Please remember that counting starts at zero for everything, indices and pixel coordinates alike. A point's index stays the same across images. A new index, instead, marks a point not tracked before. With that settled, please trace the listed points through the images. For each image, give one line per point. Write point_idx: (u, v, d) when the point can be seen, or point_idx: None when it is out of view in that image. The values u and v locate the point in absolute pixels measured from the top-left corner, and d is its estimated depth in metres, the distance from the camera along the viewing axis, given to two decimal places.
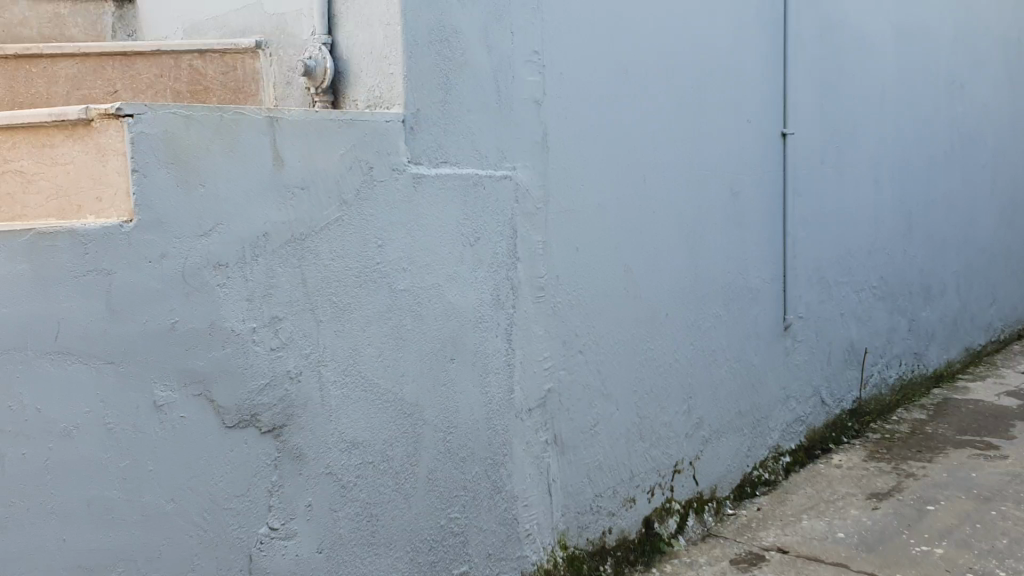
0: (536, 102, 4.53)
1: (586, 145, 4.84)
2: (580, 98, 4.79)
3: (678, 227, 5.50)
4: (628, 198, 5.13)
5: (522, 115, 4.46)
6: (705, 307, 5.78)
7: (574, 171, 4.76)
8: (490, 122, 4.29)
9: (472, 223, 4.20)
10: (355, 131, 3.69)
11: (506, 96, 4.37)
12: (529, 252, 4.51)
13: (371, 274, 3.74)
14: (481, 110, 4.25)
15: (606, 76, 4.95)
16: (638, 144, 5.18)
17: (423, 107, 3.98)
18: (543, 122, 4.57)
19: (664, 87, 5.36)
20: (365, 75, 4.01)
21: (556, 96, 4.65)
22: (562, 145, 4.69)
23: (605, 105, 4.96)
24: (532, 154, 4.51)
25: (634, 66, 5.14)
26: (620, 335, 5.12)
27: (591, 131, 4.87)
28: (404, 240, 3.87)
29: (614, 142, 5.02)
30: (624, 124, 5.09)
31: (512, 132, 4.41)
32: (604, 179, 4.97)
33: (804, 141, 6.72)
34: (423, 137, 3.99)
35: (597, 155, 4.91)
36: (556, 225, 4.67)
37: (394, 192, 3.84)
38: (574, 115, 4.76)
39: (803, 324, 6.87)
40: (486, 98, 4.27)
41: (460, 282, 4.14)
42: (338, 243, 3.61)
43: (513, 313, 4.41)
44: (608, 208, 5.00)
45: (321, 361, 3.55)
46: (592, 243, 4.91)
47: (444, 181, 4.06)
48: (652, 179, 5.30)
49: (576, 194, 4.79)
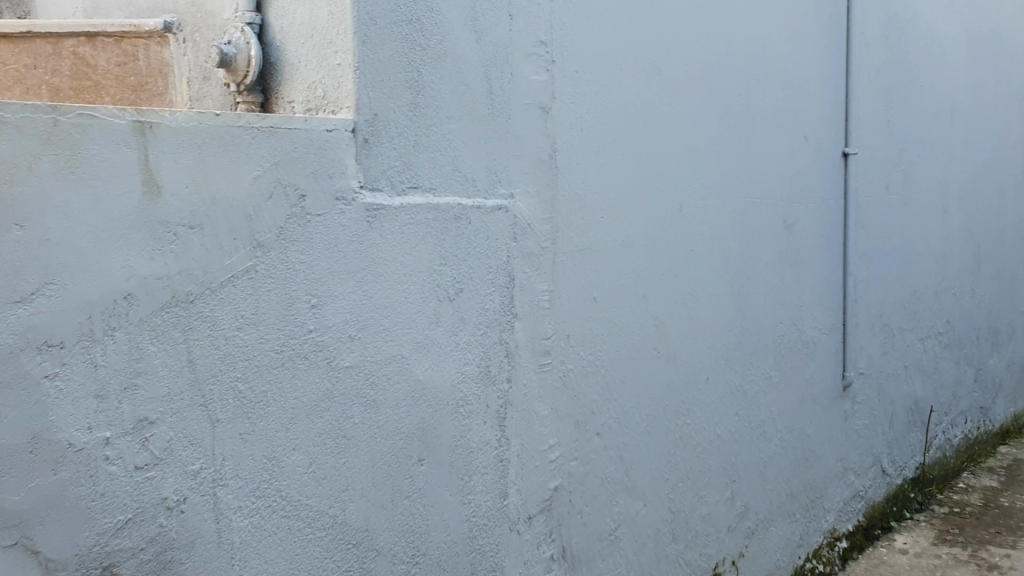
0: (542, 107, 3.40)
1: (608, 165, 3.71)
2: (601, 105, 3.67)
3: (722, 269, 4.36)
4: (661, 234, 3.99)
5: (522, 125, 3.33)
6: (754, 368, 4.62)
7: (590, 199, 3.63)
8: (478, 134, 3.17)
9: (453, 270, 3.06)
10: (278, 143, 2.57)
11: (501, 100, 3.24)
12: (530, 306, 3.36)
13: (299, 349, 2.62)
14: (465, 118, 3.12)
15: (634, 77, 3.82)
16: (674, 165, 4.05)
17: (383, 111, 2.86)
18: (551, 135, 3.44)
19: (706, 94, 4.23)
20: (305, 68, 2.90)
21: (569, 102, 3.52)
22: (576, 165, 3.56)
23: (633, 114, 3.83)
24: (535, 176, 3.38)
25: (670, 67, 4.02)
26: (650, 409, 3.95)
27: (614, 148, 3.74)
28: (350, 299, 2.75)
29: (643, 162, 3.89)
30: (657, 140, 3.96)
31: (509, 147, 3.28)
32: (630, 209, 3.83)
33: (870, 161, 5.56)
34: (383, 153, 2.87)
35: (621, 180, 3.78)
36: (567, 271, 3.53)
37: (338, 231, 2.72)
38: (592, 127, 3.63)
39: (866, 382, 5.68)
40: (473, 102, 3.15)
41: (434, 352, 3.00)
42: (247, 308, 2.50)
43: (508, 389, 3.25)
44: (635, 247, 3.86)
45: (216, 479, 2.45)
46: (614, 293, 3.76)
47: (412, 214, 2.93)
48: (691, 209, 4.17)
49: (593, 229, 3.65)
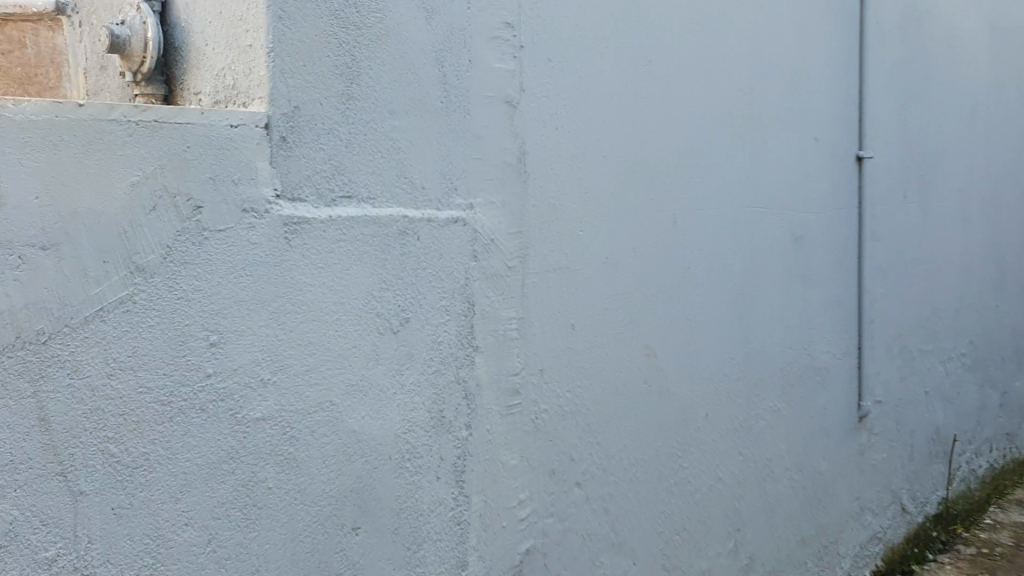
0: (509, 102, 2.89)
1: (589, 170, 3.19)
2: (581, 101, 3.16)
3: (723, 289, 3.84)
4: (652, 250, 3.47)
5: (484, 123, 2.82)
6: (759, 401, 4.09)
7: (567, 209, 3.11)
8: (429, 133, 2.66)
9: (396, 296, 2.54)
10: (165, 142, 2.07)
11: (458, 93, 2.74)
12: (493, 337, 2.84)
13: (193, 399, 2.10)
14: (413, 113, 2.61)
15: (619, 69, 3.31)
16: (667, 171, 3.54)
17: (307, 104, 2.35)
18: (520, 135, 2.93)
19: (704, 90, 3.72)
20: (214, 52, 2.40)
21: (542, 96, 3.01)
22: (550, 170, 3.05)
23: (619, 111, 3.32)
24: (500, 184, 2.87)
25: (662, 58, 3.51)
26: (639, 452, 3.42)
27: (596, 151, 3.22)
28: (262, 335, 2.23)
29: (631, 167, 3.37)
30: (647, 142, 3.44)
31: (468, 148, 2.77)
32: (616, 222, 3.31)
33: (885, 167, 5.04)
34: (305, 154, 2.36)
35: (606, 188, 3.26)
36: (539, 294, 3.01)
37: (246, 251, 2.20)
38: (571, 126, 3.12)
39: (882, 411, 5.14)
40: (422, 95, 2.63)
41: (372, 396, 2.47)
42: (122, 349, 1.99)
43: (466, 438, 2.73)
44: (621, 266, 3.34)
45: (79, 568, 1.93)
46: (597, 319, 3.24)
47: (343, 230, 2.42)
48: (687, 221, 3.64)
49: (571, 245, 3.13)
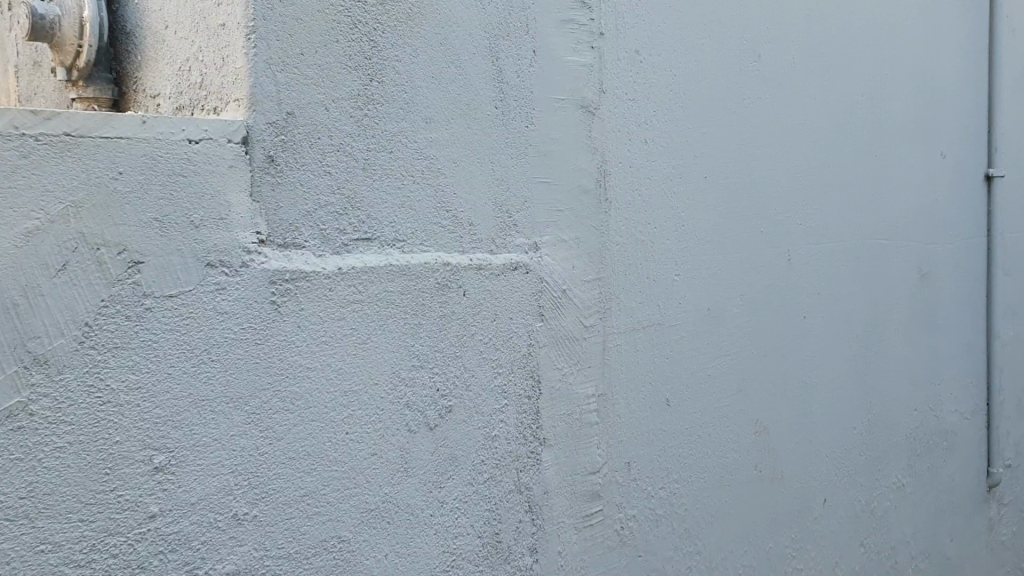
0: (585, 107, 2.16)
1: (686, 195, 2.45)
2: (676, 106, 2.42)
3: (840, 340, 3.07)
4: (760, 296, 2.71)
5: (554, 135, 2.08)
6: (883, 477, 3.30)
7: (659, 247, 2.36)
8: (478, 150, 1.93)
9: (433, 376, 1.81)
10: (85, 166, 1.37)
11: (520, 95, 2.01)
12: (566, 423, 2.09)
13: (126, 553, 1.40)
14: (455, 123, 1.89)
15: (721, 66, 2.57)
16: (777, 197, 2.78)
17: (305, 110, 1.64)
18: (599, 151, 2.20)
19: (819, 95, 2.97)
20: (177, 38, 1.70)
21: (627, 100, 2.27)
22: (639, 196, 2.30)
23: (722, 120, 2.57)
24: (572, 215, 2.13)
25: (772, 53, 2.76)
26: (747, 556, 2.65)
27: (693, 171, 2.47)
28: (236, 449, 1.52)
29: (736, 191, 2.62)
30: (755, 160, 2.69)
31: (531, 169, 2.04)
32: (719, 262, 2.56)
33: (1017, 185, 4.22)
34: (303, 179, 1.64)
35: (706, 219, 2.51)
36: (625, 361, 2.26)
37: (212, 325, 1.49)
38: (664, 138, 2.38)
39: (1014, 476, 4.30)
40: (469, 98, 1.91)
41: (399, 522, 1.74)
42: (10, 488, 1.29)
43: (530, 566, 1.99)
44: (725, 317, 2.58)
45: None
46: (696, 390, 2.48)
47: (358, 286, 1.69)
48: (800, 259, 2.89)
49: (664, 294, 2.38)
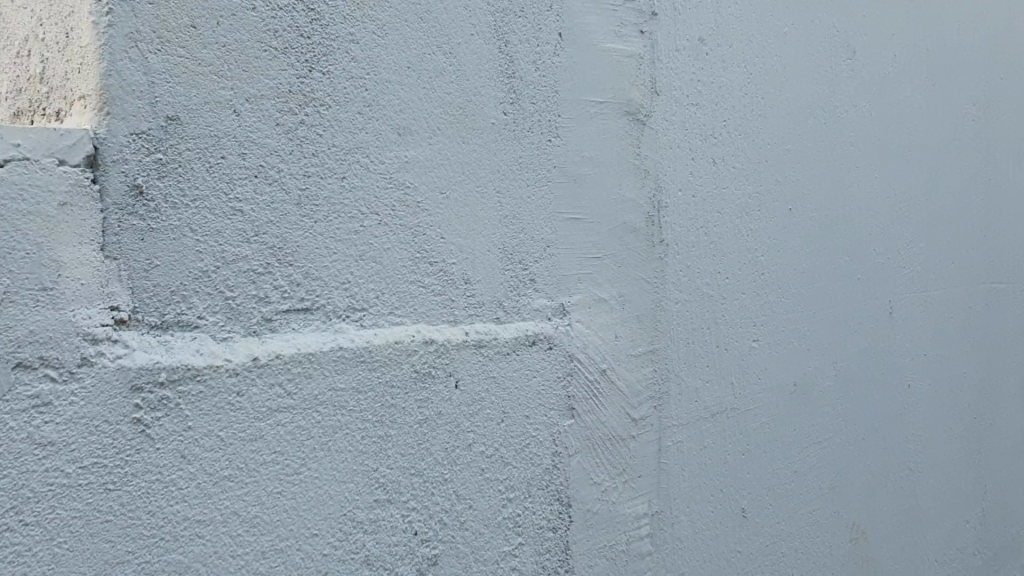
0: (630, 115, 1.56)
1: (765, 232, 1.85)
2: (751, 114, 1.82)
3: (950, 413, 2.43)
4: (856, 362, 2.09)
5: (586, 154, 1.48)
6: None
7: (732, 302, 1.77)
8: (478, 175, 1.34)
9: (408, 512, 1.21)
10: None
11: (538, 96, 1.41)
12: (606, 559, 1.49)
13: None
14: (441, 135, 1.29)
15: (807, 63, 1.97)
16: (877, 234, 2.16)
17: (196, 116, 1.06)
18: (651, 176, 1.60)
19: (924, 103, 2.35)
20: (14, 7, 1.13)
21: (687, 105, 1.67)
22: (705, 236, 1.70)
23: (809, 134, 1.97)
24: (615, 264, 1.53)
25: (869, 49, 2.15)
26: None
27: (773, 202, 1.86)
28: None
29: (828, 226, 2.01)
30: (851, 186, 2.08)
31: (556, 201, 1.44)
32: (804, 321, 1.94)
33: None
34: (195, 221, 1.05)
35: (788, 266, 1.90)
36: (684, 461, 1.66)
37: (23, 467, 0.90)
38: (735, 159, 1.78)
39: None
40: (463, 100, 1.32)
41: None
42: None
43: None
44: (812, 392, 1.97)
45: None
46: (776, 493, 1.87)
47: (285, 386, 1.09)
48: (903, 313, 2.26)
49: (738, 364, 1.78)
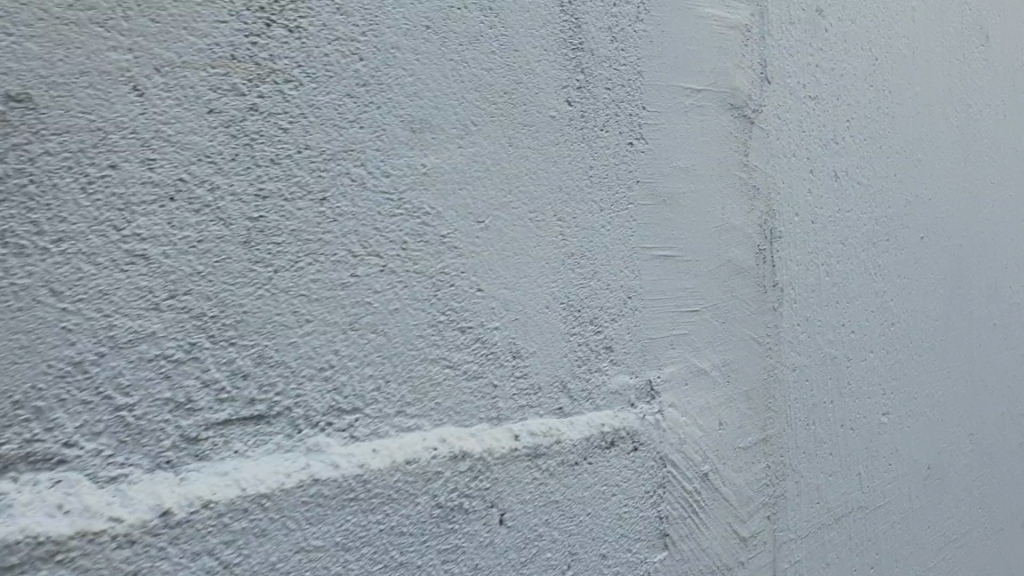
0: (736, 110, 1.10)
1: (898, 269, 1.38)
2: (881, 112, 1.35)
3: None
4: (996, 433, 1.63)
5: (679, 164, 1.03)
6: None
7: (860, 366, 1.30)
8: (532, 193, 0.89)
9: None
10: None
11: (614, 79, 0.96)
12: None
13: None
14: (477, 132, 0.84)
15: (941, 48, 1.50)
16: (1014, 268, 1.70)
17: (63, 94, 0.61)
18: (764, 196, 1.14)
19: None
20: None
21: (807, 98, 1.21)
22: (828, 276, 1.24)
23: (943, 140, 1.50)
24: (715, 321, 1.08)
25: (1003, 33, 1.69)
26: None
27: (907, 230, 1.40)
28: None
29: (964, 258, 1.55)
30: (987, 207, 1.62)
31: (638, 231, 0.99)
32: (941, 384, 1.48)
33: None
34: (60, 277, 0.60)
35: (924, 313, 1.44)
36: None
37: None
38: (864, 173, 1.31)
39: None
40: (508, 80, 0.86)
41: None
42: None
43: None
44: (950, 476, 1.50)
45: None
46: None
47: (219, 557, 0.65)
48: None
49: (867, 448, 1.31)
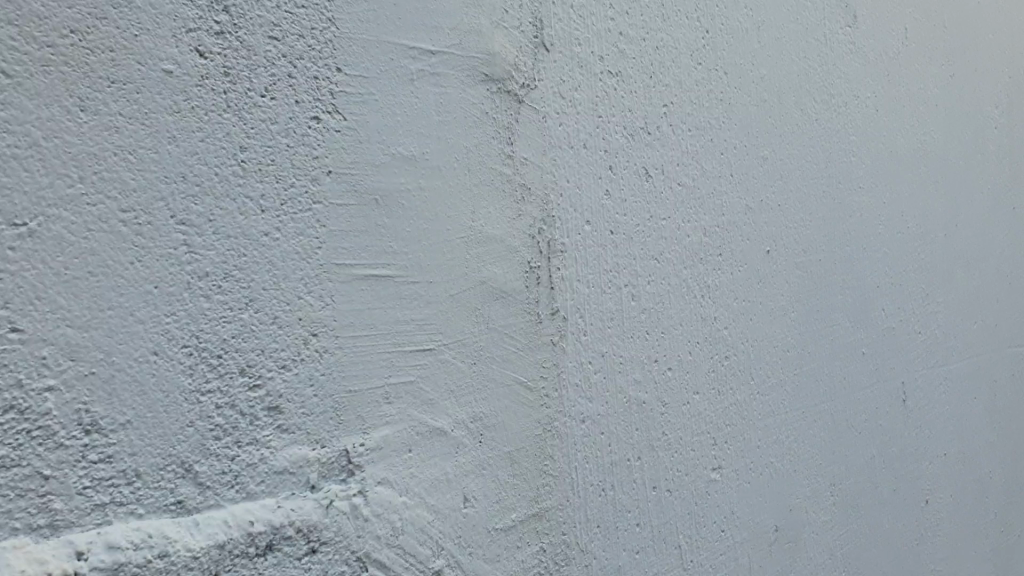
0: (491, 80, 0.83)
1: (735, 288, 1.12)
2: (712, 98, 1.10)
3: (996, 540, 1.69)
4: (871, 481, 1.37)
5: (399, 149, 0.75)
6: None
7: (684, 411, 1.03)
8: (125, 185, 0.59)
9: None
10: None
11: (286, 24, 0.67)
12: None
13: None
14: (14, 89, 0.54)
15: (795, 25, 1.26)
16: (889, 287, 1.46)
17: None
18: (537, 195, 0.87)
19: (946, 100, 1.65)
20: None
21: (603, 74, 0.95)
22: (633, 299, 0.97)
23: (798, 135, 1.25)
24: (462, 363, 0.80)
25: (874, 15, 1.46)
26: None
27: (748, 241, 1.15)
28: None
29: (825, 273, 1.30)
30: (854, 215, 1.38)
31: (329, 235, 0.70)
32: (797, 427, 1.22)
33: None
34: None
35: (773, 342, 1.18)
36: None
37: None
38: (688, 170, 1.05)
39: None
40: (80, 12, 0.57)
41: None
42: None
43: None
44: (813, 537, 1.23)
45: None
46: None
47: None
48: (931, 400, 1.54)
49: (698, 515, 1.03)
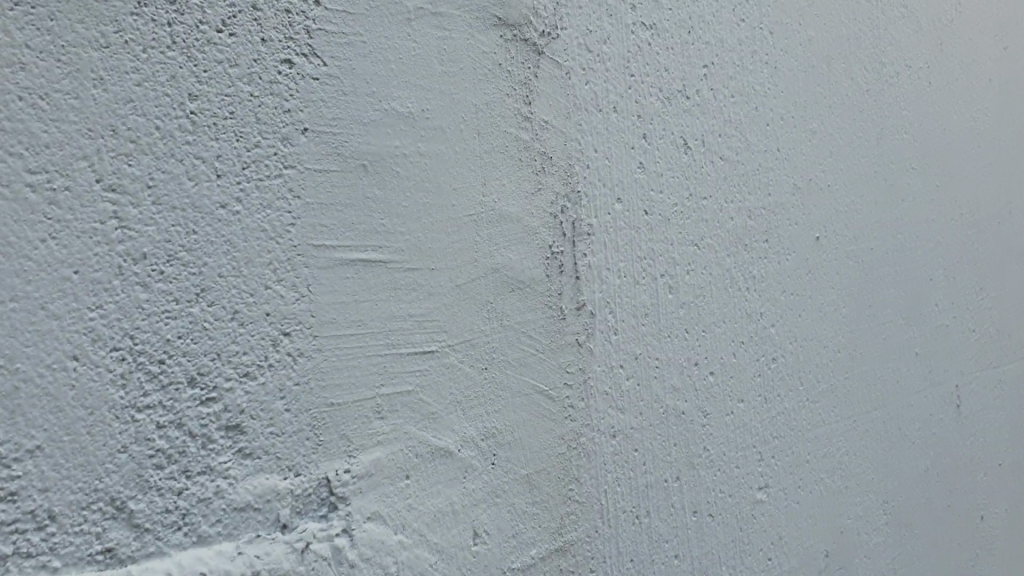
0: (505, 27, 0.69)
1: (783, 279, 0.98)
2: (756, 62, 0.96)
3: None
4: (926, 496, 1.22)
5: (394, 106, 0.62)
6: None
7: (728, 420, 0.89)
8: (34, 139, 0.45)
9: None
10: None
11: None
12: None
13: None
14: None
15: None
16: (941, 279, 1.31)
17: None
18: (560, 167, 0.73)
19: (998, 75, 1.50)
20: None
21: (636, 27, 0.81)
22: (670, 292, 0.83)
23: (847, 107, 1.11)
24: (471, 367, 0.66)
25: None
26: None
27: (796, 227, 1.00)
28: None
29: (876, 263, 1.16)
30: (904, 198, 1.23)
31: (305, 209, 0.56)
32: (848, 436, 1.08)
33: None
34: None
35: (822, 341, 1.04)
36: None
37: None
38: (730, 143, 0.91)
39: None
40: None
41: None
42: None
43: None
44: (869, 561, 1.08)
45: None
46: None
47: None
48: (985, 405, 1.39)
49: (744, 542, 0.89)
